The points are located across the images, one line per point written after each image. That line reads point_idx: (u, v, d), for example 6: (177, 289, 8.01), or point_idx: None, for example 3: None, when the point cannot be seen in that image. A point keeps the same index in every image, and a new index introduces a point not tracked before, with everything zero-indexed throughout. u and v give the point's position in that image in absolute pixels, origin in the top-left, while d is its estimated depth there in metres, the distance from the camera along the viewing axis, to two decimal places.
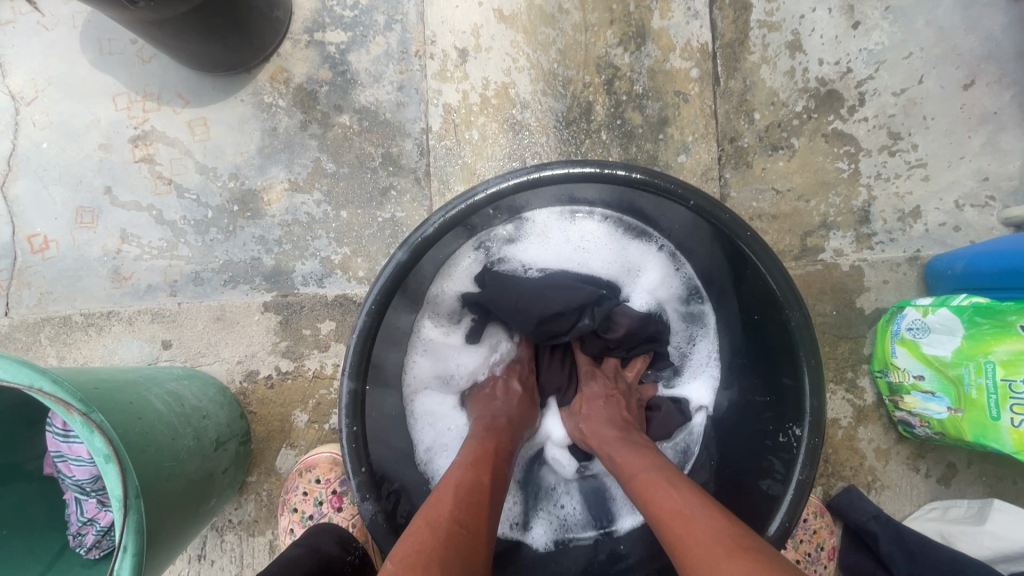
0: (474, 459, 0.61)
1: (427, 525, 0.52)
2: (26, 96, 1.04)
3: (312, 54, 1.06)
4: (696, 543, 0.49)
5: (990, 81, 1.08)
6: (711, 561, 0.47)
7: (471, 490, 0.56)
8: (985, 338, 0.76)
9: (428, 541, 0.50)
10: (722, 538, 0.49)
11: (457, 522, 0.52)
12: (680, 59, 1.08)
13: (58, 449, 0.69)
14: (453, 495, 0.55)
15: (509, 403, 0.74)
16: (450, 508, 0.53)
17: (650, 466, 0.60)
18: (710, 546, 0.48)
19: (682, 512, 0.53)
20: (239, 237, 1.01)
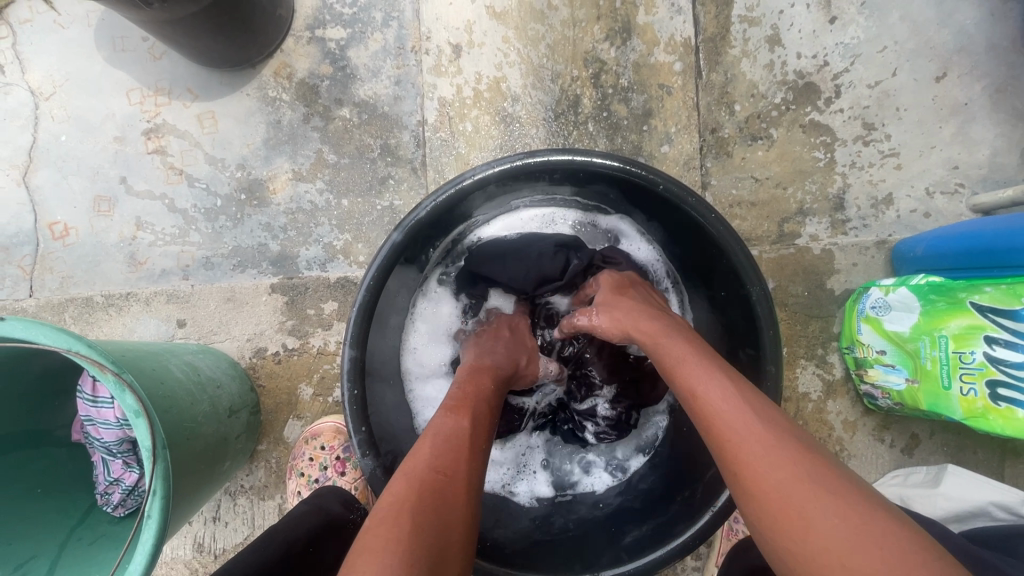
0: (454, 404, 0.65)
1: (405, 474, 0.56)
2: (44, 91, 1.10)
3: (313, 50, 1.11)
4: (757, 443, 0.53)
5: (961, 74, 1.13)
6: (772, 459, 0.51)
7: (449, 437, 0.60)
8: (940, 314, 0.82)
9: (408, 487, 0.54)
10: (784, 441, 0.52)
11: (435, 470, 0.56)
12: (663, 54, 1.13)
13: (88, 413, 0.76)
14: (434, 442, 0.59)
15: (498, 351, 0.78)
16: (430, 457, 0.57)
17: (688, 357, 0.63)
18: (753, 440, 0.53)
19: (738, 409, 0.55)
20: (247, 225, 1.08)
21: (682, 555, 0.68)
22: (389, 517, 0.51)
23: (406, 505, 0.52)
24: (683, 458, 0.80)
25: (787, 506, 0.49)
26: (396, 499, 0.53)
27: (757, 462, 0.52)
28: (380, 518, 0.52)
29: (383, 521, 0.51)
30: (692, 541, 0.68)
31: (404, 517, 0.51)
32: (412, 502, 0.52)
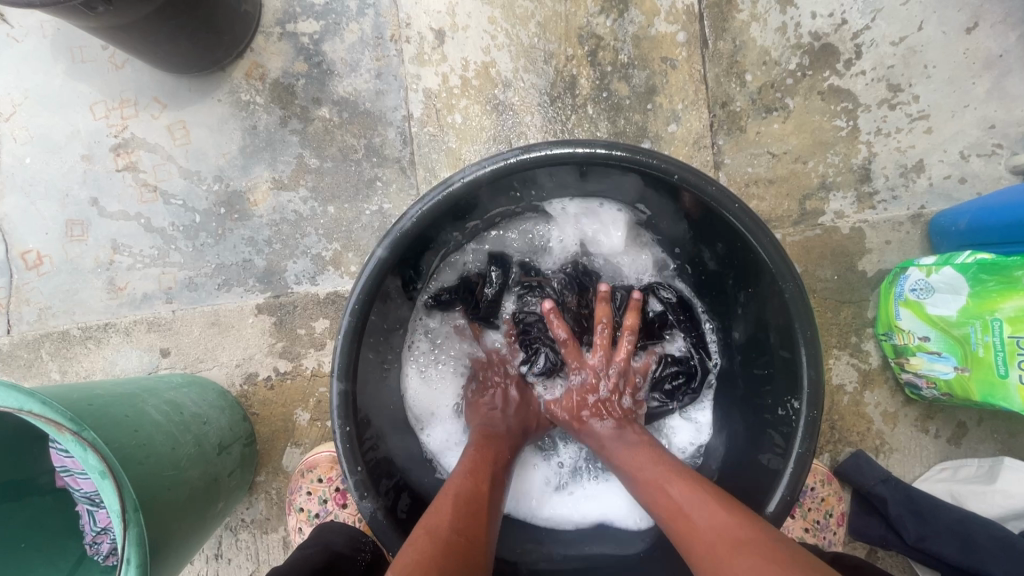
0: (473, 465, 0.62)
1: (427, 534, 0.52)
2: (4, 112, 1.03)
3: (285, 47, 1.03)
4: (701, 544, 0.51)
5: (994, 23, 1.03)
6: (717, 555, 0.49)
7: (469, 499, 0.57)
8: (991, 295, 0.74)
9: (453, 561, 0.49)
10: (722, 533, 0.51)
11: (458, 533, 0.53)
12: (665, 24, 1.03)
13: (62, 463, 0.70)
14: (452, 505, 0.56)
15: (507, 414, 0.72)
16: (451, 520, 0.54)
17: (648, 462, 0.62)
18: (714, 543, 0.50)
19: (683, 511, 0.55)
20: (229, 241, 1.01)
21: None
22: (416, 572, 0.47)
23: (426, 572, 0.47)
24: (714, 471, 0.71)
25: None
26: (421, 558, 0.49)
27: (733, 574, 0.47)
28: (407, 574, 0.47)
29: None
30: None
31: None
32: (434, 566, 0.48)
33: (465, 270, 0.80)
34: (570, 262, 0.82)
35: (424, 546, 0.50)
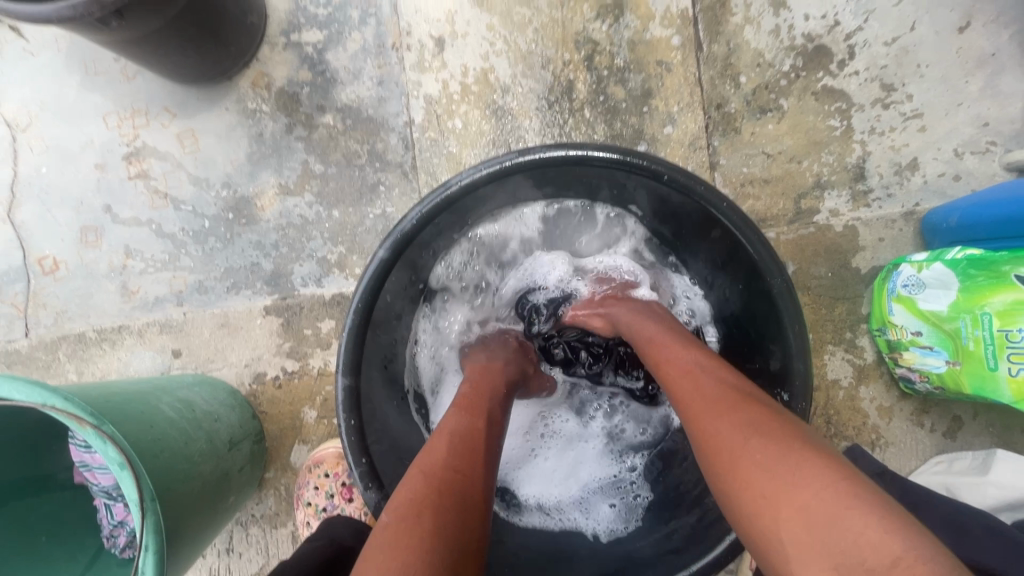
0: (466, 403, 0.63)
1: (421, 471, 0.53)
2: (21, 123, 1.07)
3: (290, 56, 1.06)
4: (700, 396, 0.55)
5: (987, 22, 1.05)
6: (715, 406, 0.53)
7: (464, 434, 0.58)
8: (982, 290, 0.75)
9: (451, 485, 0.52)
10: (725, 390, 0.54)
11: (452, 470, 0.53)
12: (660, 28, 1.05)
13: (81, 459, 0.73)
14: (446, 443, 0.56)
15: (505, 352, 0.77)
16: (444, 457, 0.54)
17: (663, 331, 0.65)
18: (717, 397, 0.54)
19: (691, 369, 0.58)
20: (237, 245, 1.04)
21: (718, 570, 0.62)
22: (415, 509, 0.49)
23: (424, 510, 0.49)
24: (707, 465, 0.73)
25: (739, 451, 0.49)
26: (420, 494, 0.51)
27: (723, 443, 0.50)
28: (400, 514, 0.49)
29: (402, 519, 0.48)
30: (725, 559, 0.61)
31: (422, 517, 0.48)
32: (428, 509, 0.49)
33: (476, 252, 0.82)
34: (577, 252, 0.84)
35: (424, 482, 0.52)
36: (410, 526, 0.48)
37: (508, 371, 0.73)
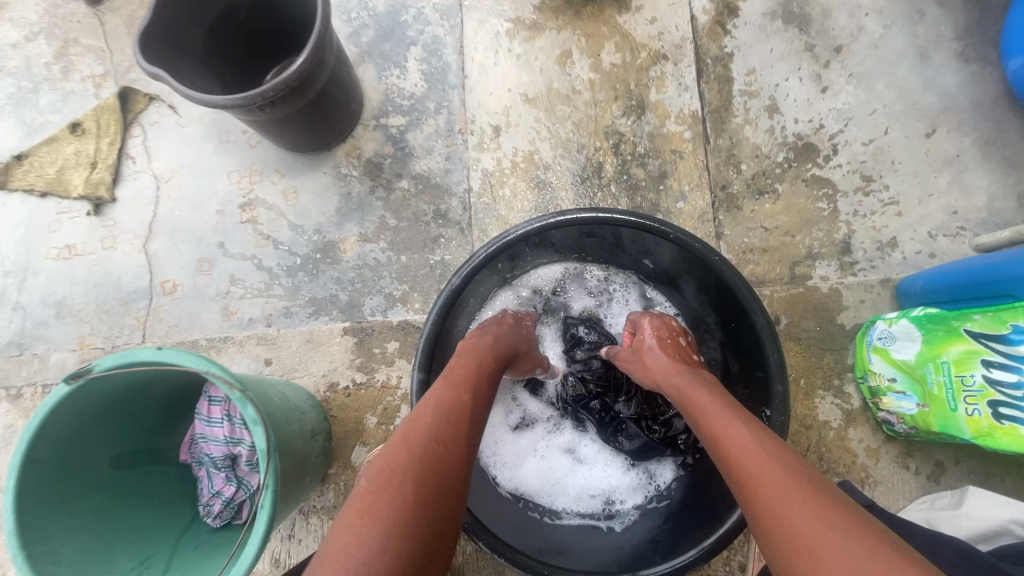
0: (459, 378, 0.71)
1: (404, 442, 0.60)
2: (165, 176, 1.36)
3: (378, 135, 1.35)
4: (764, 475, 0.58)
5: (950, 130, 1.27)
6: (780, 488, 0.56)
7: (448, 409, 0.65)
8: (940, 342, 0.90)
9: (431, 464, 0.58)
10: (789, 474, 0.57)
11: (432, 440, 0.61)
12: (674, 124, 1.31)
13: (203, 432, 0.92)
14: (430, 417, 0.64)
15: (499, 327, 0.86)
16: (428, 426, 0.62)
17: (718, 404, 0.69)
18: (782, 478, 0.57)
19: (753, 447, 0.61)
20: (321, 279, 1.27)
21: (711, 557, 0.74)
22: (389, 478, 0.56)
23: (399, 480, 0.56)
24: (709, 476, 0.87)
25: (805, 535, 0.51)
26: (399, 461, 0.58)
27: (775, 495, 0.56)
28: (376, 483, 0.56)
29: (381, 485, 0.55)
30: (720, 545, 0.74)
31: (398, 486, 0.55)
32: (408, 472, 0.57)
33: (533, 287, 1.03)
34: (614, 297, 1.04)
35: (405, 455, 0.58)
36: (381, 493, 0.55)
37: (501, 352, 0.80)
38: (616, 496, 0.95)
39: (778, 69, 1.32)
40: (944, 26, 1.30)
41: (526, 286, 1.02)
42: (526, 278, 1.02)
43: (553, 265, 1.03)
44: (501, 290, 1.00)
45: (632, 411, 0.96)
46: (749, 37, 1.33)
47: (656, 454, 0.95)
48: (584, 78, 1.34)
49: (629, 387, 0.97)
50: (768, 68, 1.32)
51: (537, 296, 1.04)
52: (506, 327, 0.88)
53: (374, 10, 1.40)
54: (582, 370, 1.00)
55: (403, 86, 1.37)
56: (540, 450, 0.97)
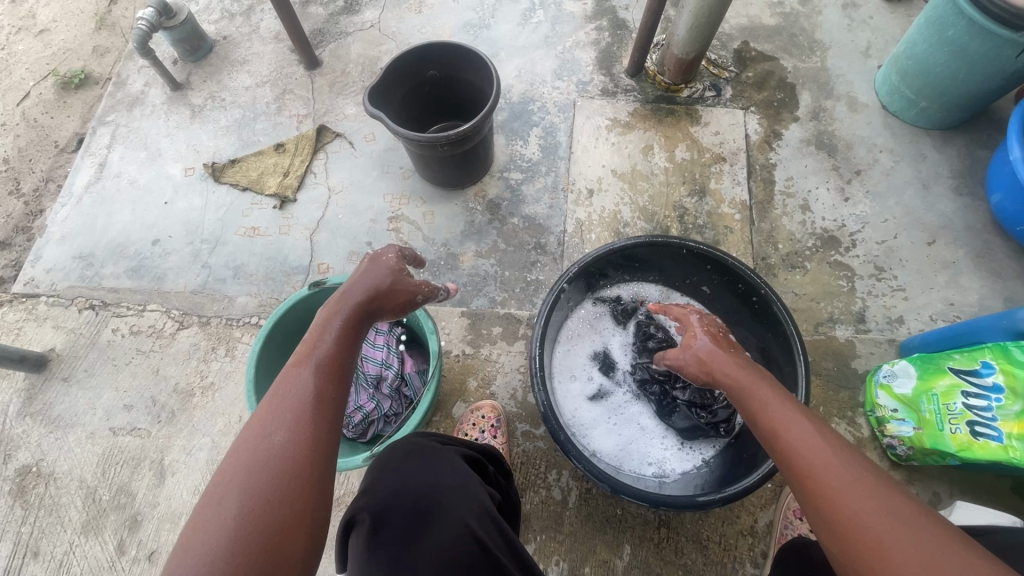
0: (299, 360, 0.75)
1: (238, 447, 0.63)
2: (336, 189, 1.81)
3: (500, 184, 1.78)
4: (832, 474, 0.66)
5: (948, 242, 1.62)
6: (848, 487, 0.64)
7: (286, 400, 0.68)
8: (931, 377, 1.17)
9: (247, 460, 0.62)
10: (861, 476, 0.65)
11: (263, 440, 0.64)
12: (728, 208, 1.70)
13: (368, 353, 1.27)
14: (260, 415, 0.67)
15: (366, 276, 0.90)
16: (259, 428, 0.65)
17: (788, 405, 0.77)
18: (852, 479, 0.64)
19: (822, 446, 0.69)
20: (442, 279, 1.64)
21: (746, 493, 0.99)
22: (214, 488, 0.60)
23: (226, 489, 0.60)
24: (745, 449, 1.14)
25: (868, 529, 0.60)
26: (226, 463, 0.62)
27: (841, 493, 0.64)
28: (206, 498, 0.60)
29: (214, 494, 0.60)
30: (754, 483, 0.99)
31: (226, 493, 0.59)
32: (235, 481, 0.60)
33: (615, 297, 1.37)
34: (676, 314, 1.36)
35: (224, 463, 0.62)
36: (203, 508, 0.58)
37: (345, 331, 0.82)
38: (667, 462, 1.21)
39: (810, 180, 1.73)
40: (941, 168, 1.71)
41: (610, 295, 1.37)
42: (611, 289, 1.37)
43: (633, 283, 1.38)
44: (593, 294, 1.35)
45: (686, 395, 1.23)
46: (789, 155, 1.76)
47: (706, 433, 1.20)
48: (661, 166, 1.77)
49: (686, 378, 1.24)
50: (803, 178, 1.73)
51: (617, 304, 1.37)
52: (373, 277, 0.90)
53: (510, 100, 1.92)
54: (646, 361, 1.29)
55: (524, 153, 1.83)
56: (610, 418, 1.25)
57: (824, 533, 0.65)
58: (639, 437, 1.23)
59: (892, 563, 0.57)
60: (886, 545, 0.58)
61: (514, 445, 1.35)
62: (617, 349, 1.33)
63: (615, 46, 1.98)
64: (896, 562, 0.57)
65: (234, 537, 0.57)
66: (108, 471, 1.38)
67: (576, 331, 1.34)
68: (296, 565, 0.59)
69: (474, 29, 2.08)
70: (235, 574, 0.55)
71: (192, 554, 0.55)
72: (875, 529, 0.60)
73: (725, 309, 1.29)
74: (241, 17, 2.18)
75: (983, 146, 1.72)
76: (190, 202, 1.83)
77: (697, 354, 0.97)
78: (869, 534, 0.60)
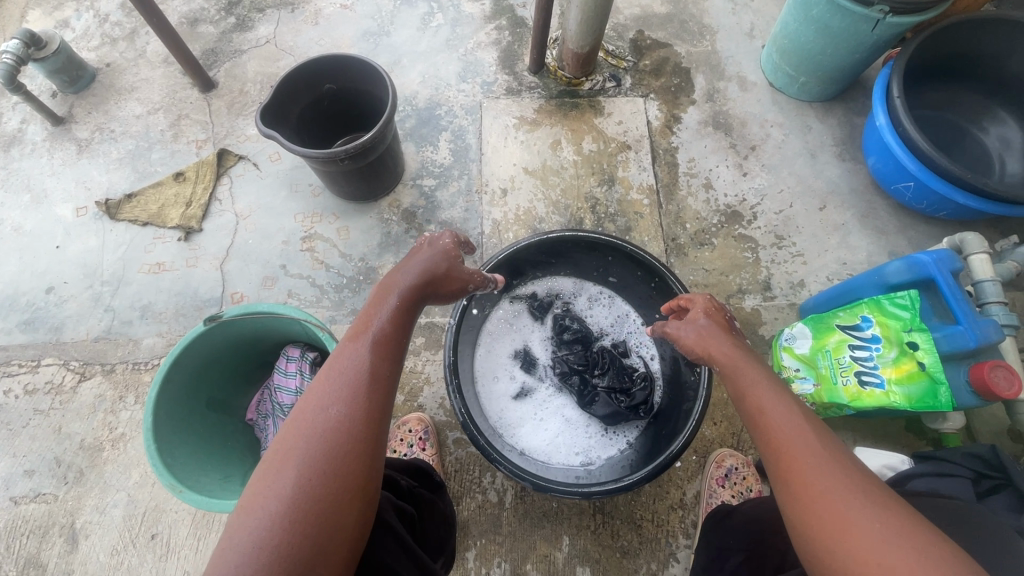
0: (354, 336, 0.82)
1: (299, 417, 0.71)
2: (244, 214, 1.74)
3: (414, 192, 1.77)
4: (808, 453, 0.69)
5: (836, 206, 1.74)
6: (820, 467, 0.67)
7: (342, 373, 0.76)
8: (823, 336, 1.25)
9: (310, 429, 0.69)
10: (835, 458, 0.68)
11: (322, 410, 0.71)
12: (636, 194, 1.76)
13: (280, 382, 1.19)
14: (321, 386, 0.74)
15: (415, 262, 0.99)
16: (319, 398, 0.73)
17: (768, 386, 0.80)
18: (826, 460, 0.68)
19: (801, 426, 0.72)
20: (362, 295, 1.62)
21: (661, 471, 1.02)
22: (279, 454, 0.67)
23: (289, 457, 0.66)
24: (663, 428, 1.18)
25: (839, 507, 0.63)
26: (290, 432, 0.69)
27: (814, 470, 0.67)
28: (270, 461, 0.67)
29: (279, 459, 0.67)
30: (667, 462, 1.01)
31: (287, 462, 0.66)
32: (297, 448, 0.67)
33: (531, 295, 1.39)
34: (590, 305, 1.39)
35: (289, 429, 0.69)
36: (268, 472, 0.66)
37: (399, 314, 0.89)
38: (593, 450, 1.24)
39: (710, 160, 1.81)
40: (825, 137, 1.83)
41: (525, 294, 1.38)
42: (527, 288, 1.38)
43: (547, 279, 1.40)
44: (508, 293, 1.36)
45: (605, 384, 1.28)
46: (689, 137, 1.84)
47: (626, 416, 1.24)
48: (570, 159, 1.81)
49: (603, 366, 1.29)
50: (703, 159, 1.81)
51: (532, 302, 1.38)
52: (426, 262, 0.99)
53: (417, 106, 1.91)
54: (566, 354, 1.32)
55: (435, 158, 1.82)
56: (535, 415, 1.27)
57: (791, 508, 0.68)
58: (566, 429, 1.26)
59: (853, 535, 0.61)
60: (851, 521, 0.61)
61: (447, 454, 1.34)
62: (538, 347, 1.35)
63: (516, 44, 2.01)
64: (864, 537, 0.60)
65: (291, 504, 0.63)
66: (14, 545, 1.29)
67: (495, 333, 1.35)
68: (345, 535, 0.65)
69: (374, 37, 2.05)
70: (292, 537, 0.61)
71: (256, 514, 0.62)
72: (842, 508, 0.63)
73: (634, 296, 1.33)
74: (124, 42, 2.05)
75: (859, 114, 1.86)
76: (85, 243, 1.71)
77: (699, 332, 0.96)
78: (838, 510, 0.63)
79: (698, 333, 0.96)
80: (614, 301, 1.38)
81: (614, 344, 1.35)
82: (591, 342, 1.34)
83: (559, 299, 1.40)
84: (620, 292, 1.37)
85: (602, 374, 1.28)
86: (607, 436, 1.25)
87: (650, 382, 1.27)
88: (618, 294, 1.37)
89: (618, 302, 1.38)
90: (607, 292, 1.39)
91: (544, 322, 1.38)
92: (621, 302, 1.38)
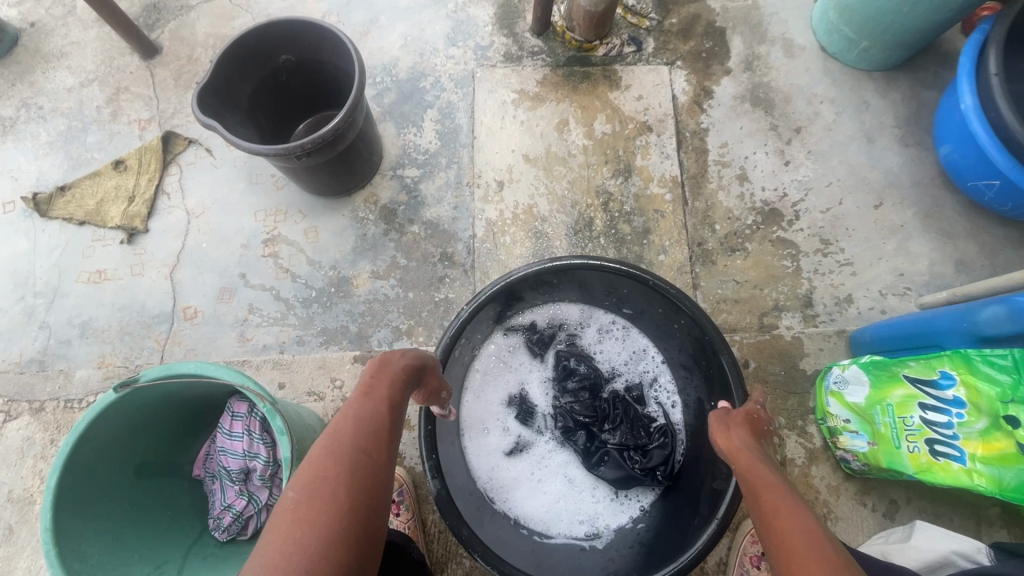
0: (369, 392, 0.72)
1: (327, 480, 0.61)
2: (196, 211, 1.49)
3: (394, 184, 1.50)
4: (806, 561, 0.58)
5: (895, 203, 1.46)
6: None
7: (369, 431, 0.67)
8: (885, 386, 1.02)
9: (342, 497, 0.61)
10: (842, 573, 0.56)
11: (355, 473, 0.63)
12: (657, 187, 1.48)
13: (223, 444, 1.00)
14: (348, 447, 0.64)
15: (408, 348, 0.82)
16: (349, 457, 0.64)
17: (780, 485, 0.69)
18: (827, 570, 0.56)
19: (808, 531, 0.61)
20: (334, 310, 1.39)
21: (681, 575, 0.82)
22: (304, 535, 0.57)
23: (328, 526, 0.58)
24: (684, 501, 0.98)
25: None
26: (300, 513, 0.58)
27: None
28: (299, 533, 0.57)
29: (310, 530, 0.57)
30: (691, 563, 0.82)
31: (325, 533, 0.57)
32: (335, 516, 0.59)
33: (529, 326, 1.16)
34: (600, 339, 1.16)
35: (322, 495, 0.59)
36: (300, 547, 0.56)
37: (407, 374, 0.78)
38: (600, 518, 1.05)
39: (746, 145, 1.51)
40: (886, 116, 1.52)
41: (522, 325, 1.15)
42: (524, 318, 1.15)
43: (548, 307, 1.16)
44: (501, 324, 1.12)
45: (617, 440, 1.07)
46: (722, 116, 1.54)
47: (640, 480, 1.04)
48: (579, 143, 1.52)
49: (614, 419, 1.08)
50: (738, 143, 1.51)
51: (530, 335, 1.16)
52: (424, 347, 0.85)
53: (397, 77, 1.60)
54: (571, 402, 1.11)
55: (418, 142, 1.54)
56: (532, 475, 1.08)
57: None
58: (568, 493, 1.07)
59: None
60: None
61: (430, 512, 1.16)
62: (536, 391, 1.14)
63: None
64: None
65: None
66: None
67: (485, 375, 1.13)
68: None
69: None
70: None
71: None
72: None
73: (654, 331, 1.10)
74: None
75: (929, 87, 1.54)
76: (15, 246, 1.48)
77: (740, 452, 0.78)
78: None
79: (739, 446, 0.78)
80: (629, 335, 1.15)
81: (627, 388, 1.13)
82: (600, 387, 1.12)
83: (563, 331, 1.17)
84: (637, 324, 1.13)
85: (613, 429, 1.08)
86: (617, 502, 1.06)
87: (670, 440, 1.06)
88: (634, 326, 1.14)
89: (634, 335, 1.15)
90: (621, 324, 1.15)
91: (544, 360, 1.16)
92: (637, 337, 1.15)
